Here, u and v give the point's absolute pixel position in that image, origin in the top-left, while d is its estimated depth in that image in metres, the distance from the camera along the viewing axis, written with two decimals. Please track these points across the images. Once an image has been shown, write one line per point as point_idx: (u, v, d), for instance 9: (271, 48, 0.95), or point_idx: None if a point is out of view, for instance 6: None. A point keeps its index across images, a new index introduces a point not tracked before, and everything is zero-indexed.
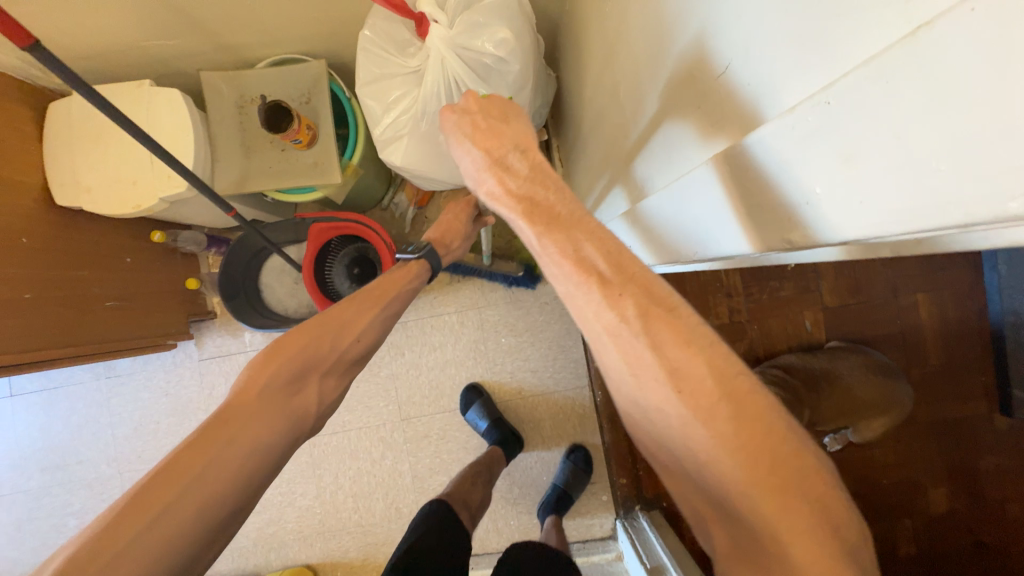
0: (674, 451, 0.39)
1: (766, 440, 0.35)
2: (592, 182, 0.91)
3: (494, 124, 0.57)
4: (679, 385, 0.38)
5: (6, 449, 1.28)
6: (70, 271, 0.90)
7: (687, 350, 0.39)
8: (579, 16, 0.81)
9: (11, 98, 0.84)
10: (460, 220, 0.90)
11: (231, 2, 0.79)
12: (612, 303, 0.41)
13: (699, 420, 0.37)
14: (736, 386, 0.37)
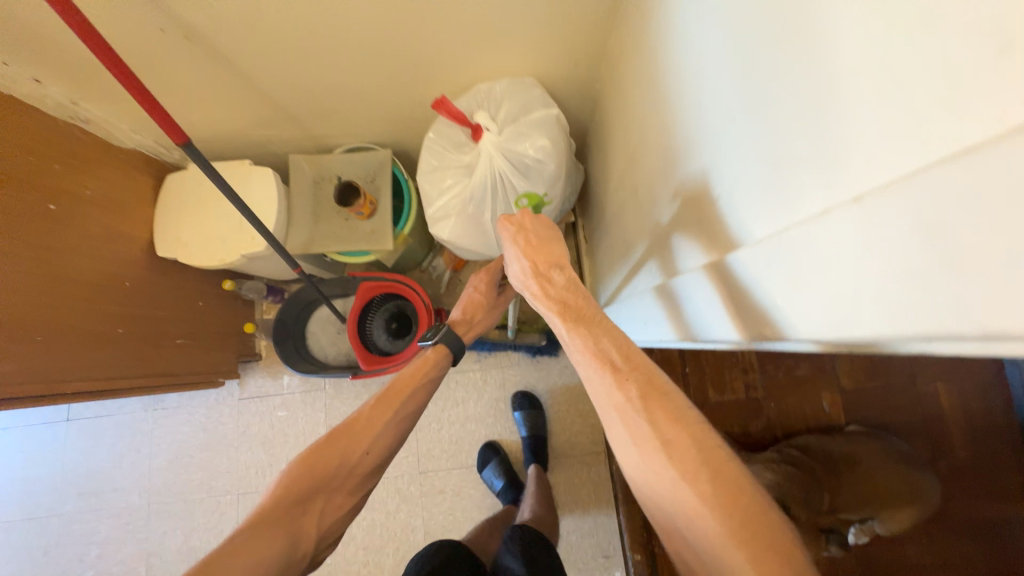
0: (669, 514, 0.45)
1: (738, 498, 0.41)
2: (612, 263, 1.03)
3: (542, 241, 0.67)
4: (670, 454, 0.45)
5: (51, 471, 1.37)
6: (156, 311, 1.04)
7: (676, 426, 0.46)
8: (606, 127, 0.98)
9: (140, 168, 1.04)
10: (482, 295, 0.93)
11: (326, 106, 0.99)
12: (620, 384, 0.50)
13: (685, 480, 0.43)
14: (713, 454, 0.44)
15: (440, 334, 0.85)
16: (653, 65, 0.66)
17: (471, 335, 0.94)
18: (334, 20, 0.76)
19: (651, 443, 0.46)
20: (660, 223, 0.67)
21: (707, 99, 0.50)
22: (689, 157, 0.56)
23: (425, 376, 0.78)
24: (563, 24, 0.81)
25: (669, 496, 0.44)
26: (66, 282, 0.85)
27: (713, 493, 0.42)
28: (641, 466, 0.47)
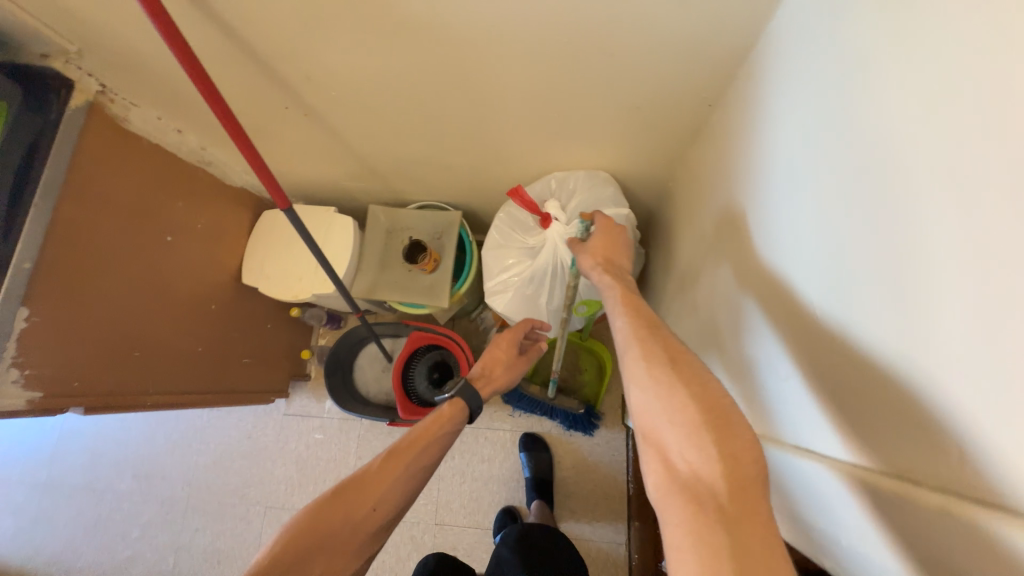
0: (652, 418, 0.52)
1: (721, 410, 0.48)
2: None
3: (610, 235, 0.77)
4: (675, 364, 0.54)
5: (114, 448, 1.50)
6: (231, 332, 1.14)
7: (685, 353, 0.55)
8: (674, 226, 0.98)
9: (243, 204, 1.16)
10: (505, 353, 0.92)
11: (409, 174, 1.07)
12: (650, 327, 0.60)
13: (681, 383, 0.51)
14: (711, 385, 0.51)
15: (457, 389, 0.85)
16: (737, 197, 0.66)
17: (490, 392, 0.91)
18: (432, 111, 0.82)
19: (660, 363, 0.54)
20: (743, 363, 0.65)
21: (775, 189, 0.55)
22: (778, 316, 0.55)
23: (441, 428, 0.78)
24: (647, 133, 0.83)
25: (658, 401, 0.51)
26: (164, 303, 0.95)
27: (700, 401, 0.49)
28: (642, 379, 0.54)
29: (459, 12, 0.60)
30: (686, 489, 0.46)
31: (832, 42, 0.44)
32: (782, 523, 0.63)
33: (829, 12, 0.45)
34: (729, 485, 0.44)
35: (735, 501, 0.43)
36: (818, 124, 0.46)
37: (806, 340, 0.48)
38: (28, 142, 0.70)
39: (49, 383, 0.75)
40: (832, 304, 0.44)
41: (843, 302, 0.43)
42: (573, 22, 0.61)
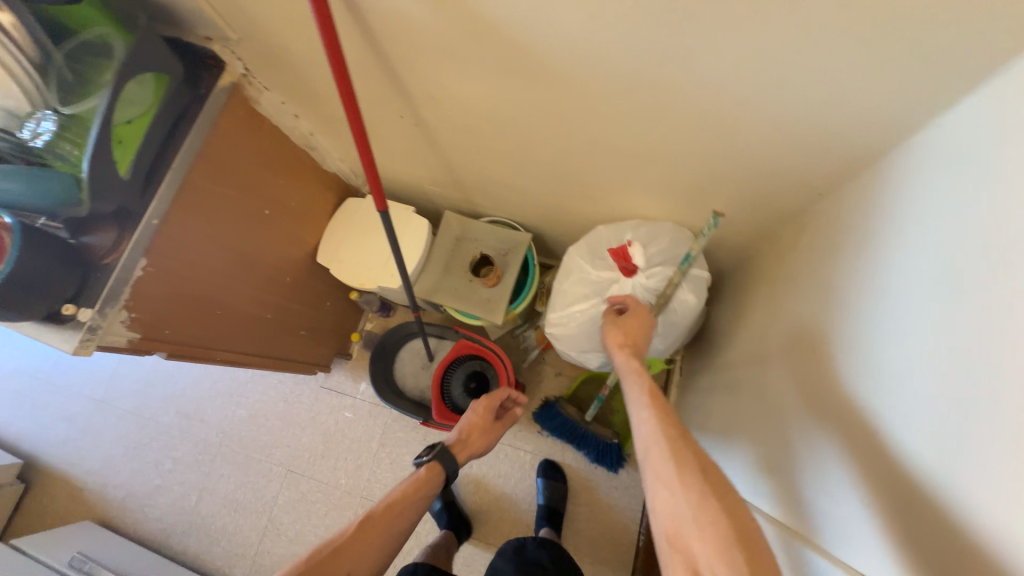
0: (680, 523, 0.57)
1: (749, 532, 0.54)
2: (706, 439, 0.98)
3: (638, 319, 0.82)
4: (706, 475, 0.59)
5: (164, 383, 1.62)
6: (295, 305, 1.20)
7: (713, 466, 0.60)
8: (746, 297, 0.96)
9: (331, 189, 1.24)
10: (480, 422, 1.06)
11: (491, 193, 1.11)
12: (677, 428, 0.65)
13: (711, 497, 0.56)
14: (737, 507, 0.56)
15: (436, 454, 0.95)
16: (833, 298, 0.65)
17: (465, 457, 1.01)
18: (535, 148, 0.84)
19: (690, 470, 0.59)
20: (805, 468, 0.63)
21: (885, 299, 0.55)
22: (864, 437, 0.53)
23: (415, 495, 0.86)
24: (743, 205, 0.82)
25: (688, 509, 0.57)
26: (248, 269, 1.02)
27: (730, 519, 0.54)
28: (670, 482, 0.59)
29: (601, 72, 0.62)
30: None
31: (986, 178, 0.44)
32: None
33: (994, 150, 0.45)
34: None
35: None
36: (953, 259, 0.46)
37: (905, 479, 0.46)
38: (176, 114, 0.79)
39: (144, 326, 0.81)
40: (936, 452, 0.43)
41: (943, 459, 0.42)
42: (709, 98, 0.61)
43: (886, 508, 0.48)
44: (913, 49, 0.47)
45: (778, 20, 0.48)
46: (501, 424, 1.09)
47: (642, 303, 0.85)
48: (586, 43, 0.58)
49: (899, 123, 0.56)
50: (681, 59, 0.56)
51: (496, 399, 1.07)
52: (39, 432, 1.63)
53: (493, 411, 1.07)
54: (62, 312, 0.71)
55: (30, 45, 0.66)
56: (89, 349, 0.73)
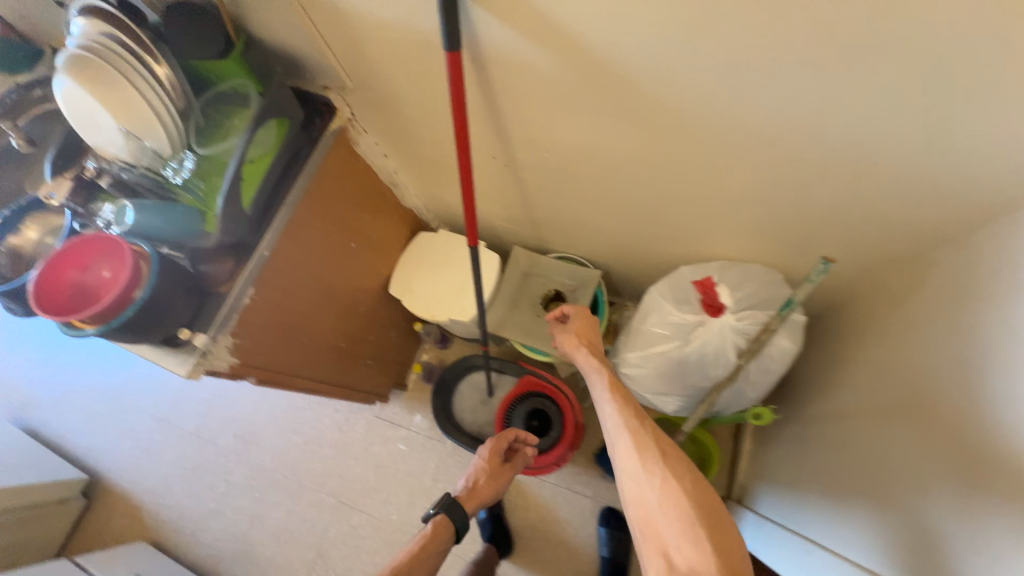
0: (652, 512, 0.64)
1: (710, 508, 0.63)
2: (796, 495, 0.91)
3: (590, 322, 0.91)
4: (666, 460, 0.67)
5: (223, 405, 1.65)
6: (366, 333, 1.23)
7: (670, 452, 0.69)
8: (843, 344, 0.91)
9: (406, 223, 1.28)
10: (485, 468, 1.06)
11: (565, 229, 1.11)
12: (637, 418, 0.73)
13: (673, 480, 0.65)
14: (699, 487, 0.65)
15: (444, 507, 0.98)
16: (974, 351, 0.60)
17: (475, 505, 1.03)
18: (627, 186, 0.85)
19: (652, 457, 0.68)
20: (954, 543, 0.56)
21: None
22: None
23: (426, 550, 0.91)
24: (848, 249, 0.79)
25: (657, 498, 0.64)
26: (331, 299, 1.05)
27: (695, 498, 0.63)
28: (639, 476, 0.67)
29: (724, 113, 0.62)
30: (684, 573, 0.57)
31: None
32: None
33: None
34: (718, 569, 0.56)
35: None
36: None
37: None
38: (292, 153, 0.85)
39: (245, 352, 0.84)
40: None
41: None
42: (838, 139, 0.60)
43: None
44: None
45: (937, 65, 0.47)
46: (511, 467, 1.09)
47: (587, 311, 0.93)
48: (715, 86, 0.58)
49: None
50: (816, 100, 0.56)
51: (496, 442, 1.07)
52: (103, 448, 1.68)
53: (497, 455, 1.08)
54: (179, 337, 0.75)
55: (179, 96, 0.76)
56: (199, 374, 0.76)
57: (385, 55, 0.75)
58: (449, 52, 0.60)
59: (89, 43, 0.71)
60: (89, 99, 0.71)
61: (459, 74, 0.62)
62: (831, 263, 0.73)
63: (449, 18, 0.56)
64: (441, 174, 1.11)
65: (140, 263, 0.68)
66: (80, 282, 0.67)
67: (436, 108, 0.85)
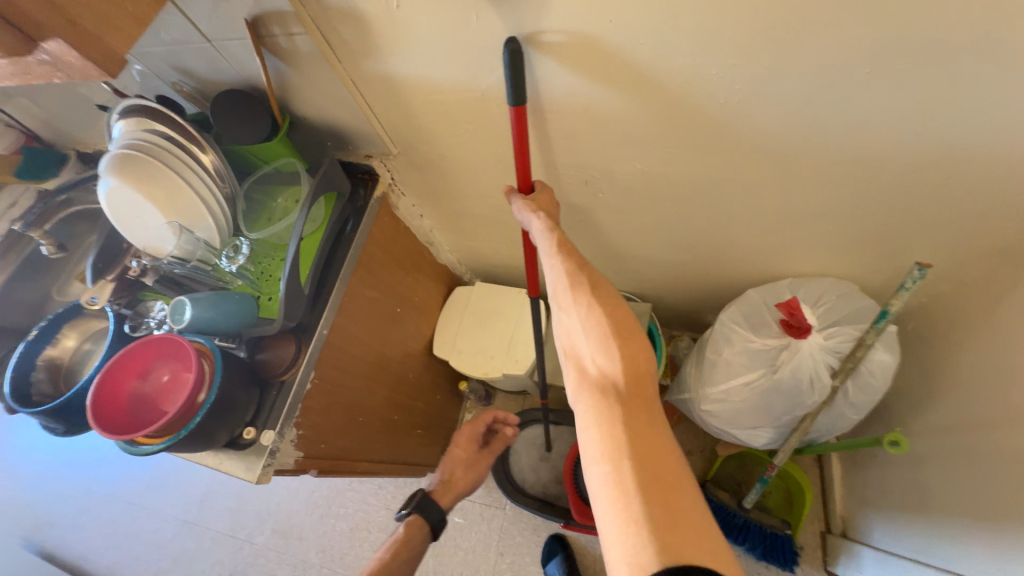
0: (574, 334, 0.56)
1: (630, 325, 0.54)
2: (922, 523, 0.83)
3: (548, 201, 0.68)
4: (593, 285, 0.57)
5: (258, 498, 1.53)
6: (415, 400, 1.16)
7: (597, 278, 0.58)
8: (935, 350, 0.86)
9: (442, 280, 1.25)
10: (463, 454, 1.02)
11: (613, 266, 1.09)
12: (566, 244, 0.61)
13: (596, 303, 0.55)
14: (623, 308, 0.55)
15: (416, 506, 0.90)
16: None
17: (452, 500, 0.95)
18: (686, 214, 0.83)
19: (579, 281, 0.57)
20: None
21: None
22: None
23: (397, 556, 0.83)
24: (930, 254, 0.76)
25: (578, 320, 0.55)
26: (383, 370, 0.99)
27: (614, 315, 0.54)
28: (564, 301, 0.57)
29: (807, 128, 0.60)
30: (596, 385, 0.51)
31: None
32: None
33: None
34: (628, 382, 0.50)
35: (634, 391, 0.49)
36: None
37: None
38: (342, 226, 0.82)
39: (308, 443, 0.77)
40: None
41: None
42: (930, 145, 0.58)
43: None
44: None
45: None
46: (492, 451, 1.03)
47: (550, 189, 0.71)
48: (791, 105, 0.58)
49: None
50: (896, 111, 0.55)
51: (474, 425, 1.03)
52: (129, 564, 1.53)
53: (476, 440, 1.03)
54: (244, 437, 0.69)
55: (224, 181, 0.75)
56: (268, 477, 0.69)
57: (433, 117, 0.74)
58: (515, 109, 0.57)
59: (134, 143, 0.70)
60: (138, 199, 0.69)
61: (525, 127, 0.59)
62: (926, 268, 0.69)
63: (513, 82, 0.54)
64: (478, 229, 1.09)
65: (203, 361, 0.63)
66: (140, 392, 0.63)
67: (481, 162, 0.83)
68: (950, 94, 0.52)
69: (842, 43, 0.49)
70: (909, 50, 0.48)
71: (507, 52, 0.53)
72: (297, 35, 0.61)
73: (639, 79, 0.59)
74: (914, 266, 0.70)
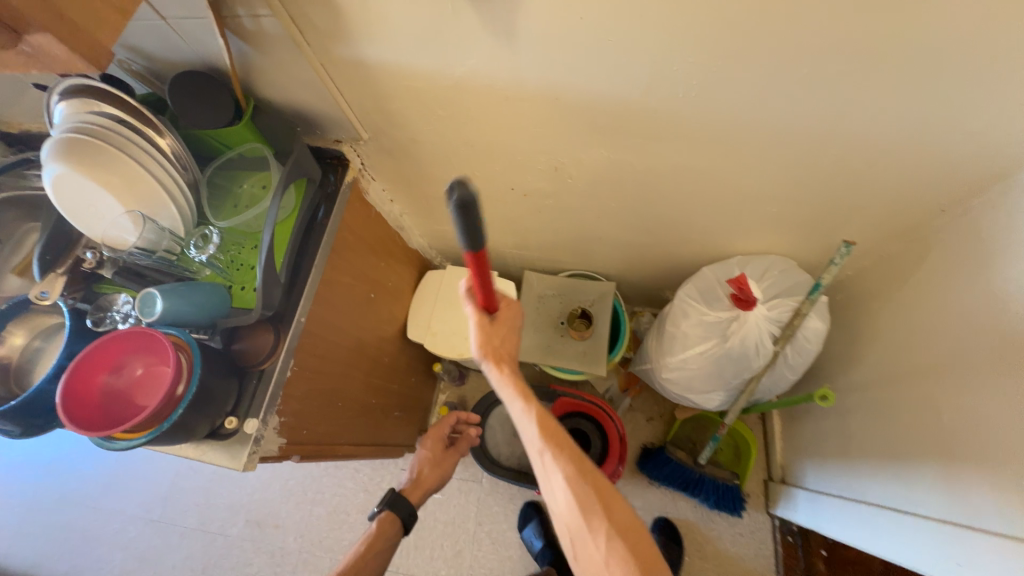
0: (597, 570, 0.58)
1: (650, 555, 0.59)
2: (846, 463, 0.96)
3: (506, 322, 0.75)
4: (605, 507, 0.61)
5: (229, 491, 1.50)
6: (391, 384, 1.17)
7: (604, 497, 0.62)
8: (858, 315, 0.98)
9: (414, 264, 1.25)
10: (430, 454, 1.05)
11: (580, 247, 1.14)
12: (560, 452, 0.65)
13: (614, 532, 0.59)
14: (636, 532, 0.60)
15: (387, 503, 0.91)
16: (993, 304, 0.68)
17: (420, 497, 0.98)
18: (648, 197, 0.89)
19: (592, 506, 0.61)
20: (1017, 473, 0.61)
21: None
22: None
23: (369, 549, 0.84)
24: (854, 231, 0.86)
25: (599, 553, 0.58)
26: (359, 355, 1.00)
27: (632, 545, 0.58)
28: (582, 532, 0.61)
29: (759, 121, 0.66)
30: None
31: None
32: None
33: None
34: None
35: None
36: None
37: None
38: (314, 212, 0.82)
39: (290, 429, 0.78)
40: None
41: None
42: (855, 137, 0.66)
43: None
44: None
45: (957, 66, 0.53)
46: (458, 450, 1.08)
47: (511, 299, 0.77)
48: (741, 100, 0.63)
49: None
50: (829, 108, 0.62)
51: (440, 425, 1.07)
52: (89, 569, 1.46)
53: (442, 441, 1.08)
54: (223, 427, 0.69)
55: (185, 167, 0.73)
56: (253, 464, 0.70)
57: (406, 102, 0.75)
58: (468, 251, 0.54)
59: (81, 126, 0.65)
60: (90, 187, 0.66)
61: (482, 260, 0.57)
62: (852, 244, 0.79)
63: (469, 231, 0.50)
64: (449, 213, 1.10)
65: (181, 355, 0.62)
66: (112, 387, 0.61)
67: (453, 147, 0.84)
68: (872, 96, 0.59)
69: (783, 46, 0.55)
70: (844, 54, 0.54)
71: (456, 195, 0.46)
72: (263, 16, 0.60)
73: (608, 72, 0.62)
74: (842, 243, 0.80)
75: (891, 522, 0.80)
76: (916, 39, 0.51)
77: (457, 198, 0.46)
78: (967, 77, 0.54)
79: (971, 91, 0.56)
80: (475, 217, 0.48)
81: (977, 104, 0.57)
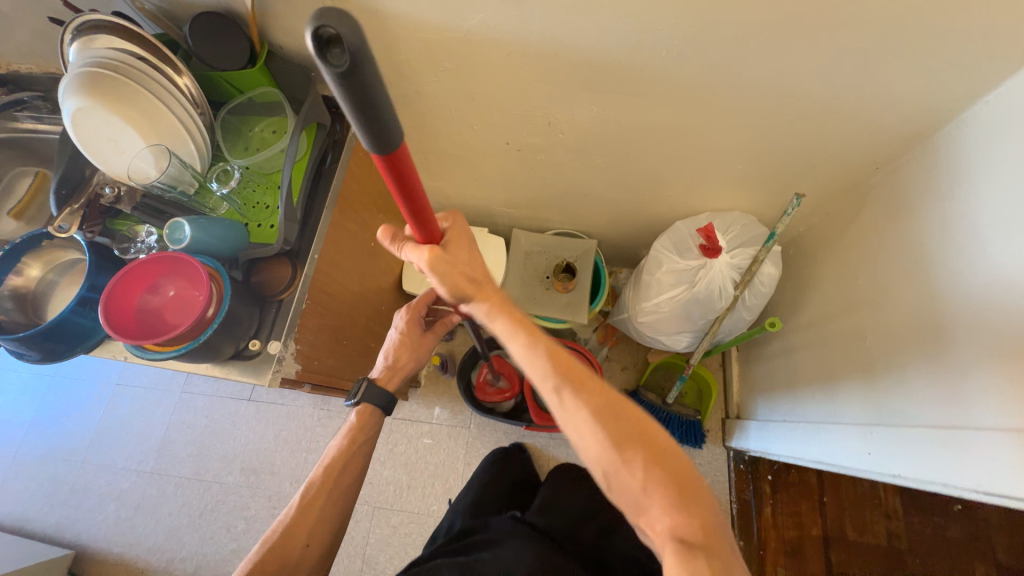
0: (637, 496, 0.65)
1: (684, 477, 0.65)
2: (790, 391, 1.12)
3: (457, 235, 0.75)
4: (647, 437, 0.67)
5: (223, 442, 1.54)
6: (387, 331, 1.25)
7: (641, 429, 0.67)
8: (806, 265, 1.13)
9: None
10: (406, 337, 1.01)
11: (566, 205, 1.23)
12: (584, 389, 0.69)
13: (656, 460, 0.65)
14: (673, 457, 0.66)
15: (363, 395, 0.93)
16: (908, 245, 0.82)
17: (399, 380, 1.00)
18: (629, 156, 0.99)
19: (631, 439, 0.66)
20: (918, 377, 0.76)
21: (969, 232, 0.70)
22: (964, 342, 0.69)
23: (354, 442, 0.91)
24: (805, 188, 0.99)
25: (637, 483, 0.65)
26: (361, 299, 1.07)
27: (671, 471, 0.65)
28: (618, 468, 0.66)
29: (726, 82, 0.76)
30: (678, 548, 0.60)
31: None
32: (929, 480, 0.70)
33: None
34: (704, 534, 0.61)
35: (708, 537, 0.61)
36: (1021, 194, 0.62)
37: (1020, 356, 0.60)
38: (323, 156, 0.87)
39: (304, 358, 0.85)
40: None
41: None
42: (803, 103, 0.78)
43: (997, 374, 0.63)
44: (957, 62, 0.65)
45: (883, 39, 0.64)
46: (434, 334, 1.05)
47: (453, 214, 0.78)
48: (710, 65, 0.73)
49: (939, 114, 0.74)
50: (781, 76, 0.73)
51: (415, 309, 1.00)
52: (83, 518, 1.49)
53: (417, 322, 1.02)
54: (249, 348, 0.75)
55: (200, 108, 0.76)
56: (276, 383, 0.77)
57: (416, 54, 0.80)
58: (379, 154, 0.45)
59: (99, 60, 0.67)
60: (112, 121, 0.69)
61: (398, 167, 0.49)
62: (802, 198, 0.91)
63: (373, 119, 0.40)
64: (445, 169, 1.16)
65: (213, 283, 0.68)
66: (148, 306, 0.67)
67: (455, 100, 0.90)
68: (816, 65, 0.70)
69: (744, 19, 0.65)
70: (792, 27, 0.65)
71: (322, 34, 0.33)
72: None
73: (601, 29, 0.70)
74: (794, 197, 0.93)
75: (821, 432, 0.96)
76: (849, 17, 0.62)
77: (342, 64, 0.34)
78: (888, 51, 0.66)
79: (893, 63, 0.67)
80: (371, 82, 0.37)
81: (898, 74, 0.69)
